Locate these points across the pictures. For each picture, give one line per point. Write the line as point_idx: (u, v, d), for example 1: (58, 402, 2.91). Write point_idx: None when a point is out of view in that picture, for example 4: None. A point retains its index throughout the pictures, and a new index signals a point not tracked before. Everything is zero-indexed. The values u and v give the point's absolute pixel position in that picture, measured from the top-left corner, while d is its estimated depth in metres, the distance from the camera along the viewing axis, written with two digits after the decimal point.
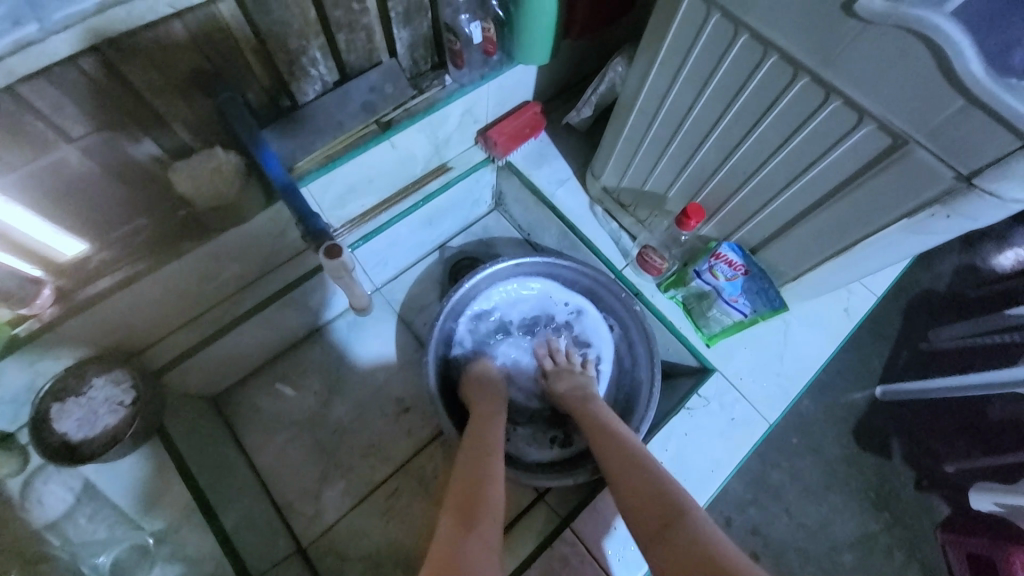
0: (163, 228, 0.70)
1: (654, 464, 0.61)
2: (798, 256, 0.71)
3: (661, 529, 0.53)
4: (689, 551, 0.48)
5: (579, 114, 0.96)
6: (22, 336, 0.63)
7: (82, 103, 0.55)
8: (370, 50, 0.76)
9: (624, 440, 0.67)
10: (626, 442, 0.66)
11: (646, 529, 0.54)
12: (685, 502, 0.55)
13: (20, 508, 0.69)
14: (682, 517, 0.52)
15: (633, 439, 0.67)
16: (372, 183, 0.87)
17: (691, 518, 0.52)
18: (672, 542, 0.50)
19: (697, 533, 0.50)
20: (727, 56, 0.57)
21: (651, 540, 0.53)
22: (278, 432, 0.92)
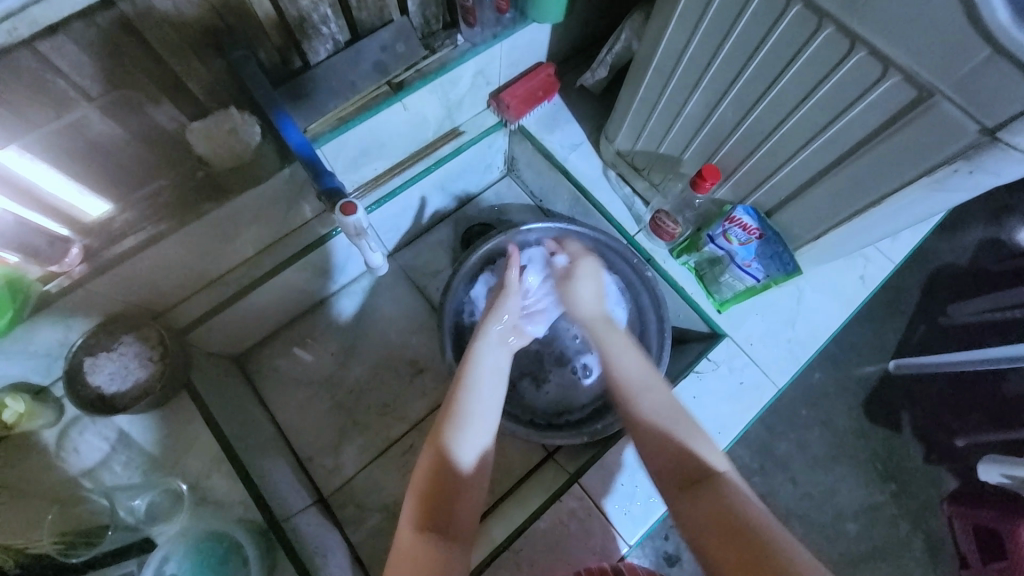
0: (183, 191, 0.71)
1: (673, 421, 0.62)
2: (815, 219, 0.70)
3: (685, 489, 0.56)
4: (717, 516, 0.52)
5: (593, 76, 0.94)
6: (54, 293, 0.66)
7: (102, 61, 0.55)
8: (381, 7, 0.74)
9: (637, 393, 0.66)
10: (642, 393, 0.65)
11: (667, 484, 0.58)
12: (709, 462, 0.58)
13: (57, 455, 0.75)
14: (711, 479, 0.56)
15: (651, 389, 0.66)
16: (385, 146, 0.88)
17: (717, 487, 0.55)
18: (699, 504, 0.54)
19: (726, 501, 0.53)
20: (749, 7, 0.55)
21: (675, 495, 0.57)
22: (297, 391, 0.95)
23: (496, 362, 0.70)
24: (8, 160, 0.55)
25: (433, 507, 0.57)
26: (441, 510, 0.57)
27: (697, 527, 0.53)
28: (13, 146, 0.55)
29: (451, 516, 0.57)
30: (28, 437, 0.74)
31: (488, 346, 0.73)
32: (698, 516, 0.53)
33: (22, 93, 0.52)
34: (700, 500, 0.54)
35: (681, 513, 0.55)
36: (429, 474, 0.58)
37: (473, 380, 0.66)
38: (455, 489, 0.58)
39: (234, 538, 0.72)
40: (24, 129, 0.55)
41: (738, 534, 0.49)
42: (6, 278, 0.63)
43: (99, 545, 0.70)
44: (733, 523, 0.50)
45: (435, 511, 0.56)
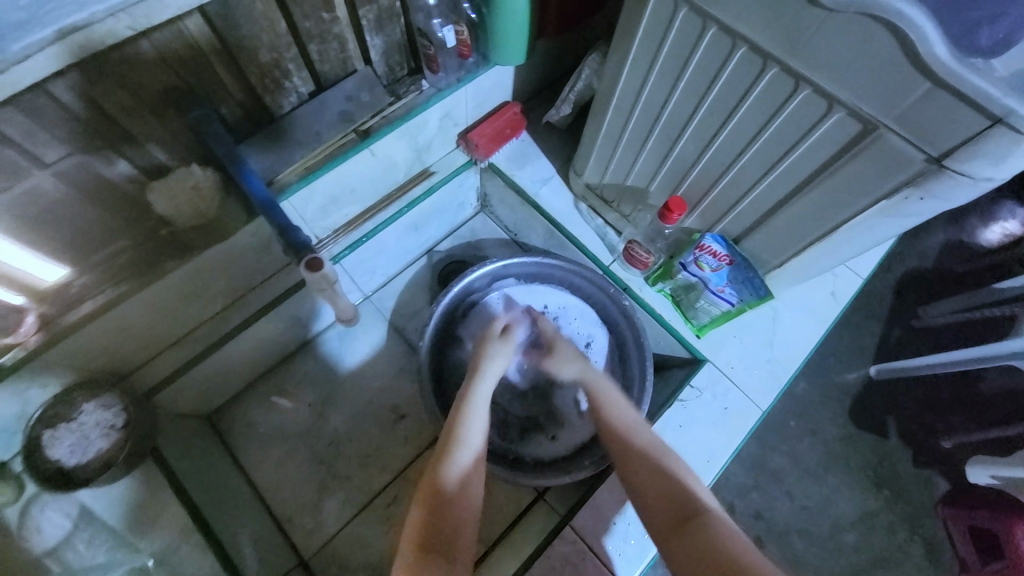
0: (145, 251, 0.69)
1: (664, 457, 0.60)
2: (782, 244, 0.71)
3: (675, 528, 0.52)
4: (705, 555, 0.48)
5: (558, 113, 0.97)
6: (7, 365, 0.63)
7: (54, 128, 0.54)
8: (343, 59, 0.76)
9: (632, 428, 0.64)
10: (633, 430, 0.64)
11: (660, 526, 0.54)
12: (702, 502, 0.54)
13: (18, 537, 0.66)
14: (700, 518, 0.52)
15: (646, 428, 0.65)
16: (354, 192, 0.87)
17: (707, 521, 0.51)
18: (688, 545, 0.50)
19: (715, 542, 0.49)
20: (697, 49, 0.58)
21: (668, 537, 0.53)
22: (273, 445, 0.91)
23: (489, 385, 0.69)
24: None
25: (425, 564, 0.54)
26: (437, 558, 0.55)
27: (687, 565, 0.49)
28: None
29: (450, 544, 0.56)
30: None
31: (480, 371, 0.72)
32: (689, 557, 0.49)
33: None
34: (690, 541, 0.50)
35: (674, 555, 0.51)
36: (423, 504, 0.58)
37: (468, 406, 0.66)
38: (454, 524, 0.57)
39: None
40: None
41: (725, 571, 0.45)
42: None
43: None
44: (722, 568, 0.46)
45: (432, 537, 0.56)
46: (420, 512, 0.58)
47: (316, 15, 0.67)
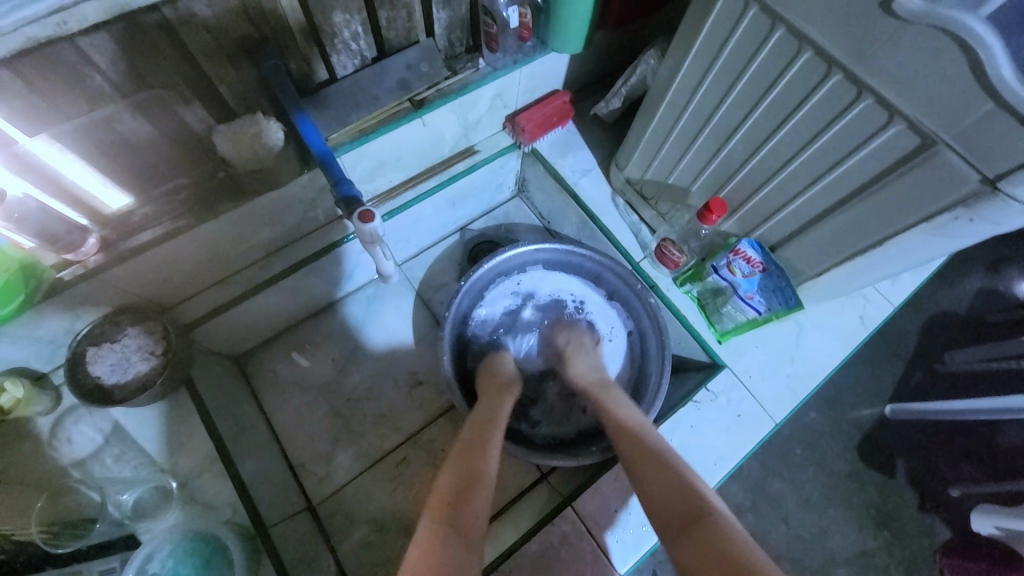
0: (204, 189, 0.74)
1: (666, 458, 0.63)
2: (819, 257, 0.72)
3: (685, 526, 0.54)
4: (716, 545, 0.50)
5: (607, 106, 0.97)
6: (66, 280, 0.66)
7: (139, 61, 0.58)
8: (409, 28, 0.78)
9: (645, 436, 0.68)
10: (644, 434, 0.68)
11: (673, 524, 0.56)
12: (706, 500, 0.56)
13: (49, 444, 0.74)
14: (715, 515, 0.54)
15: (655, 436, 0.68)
16: (402, 159, 0.90)
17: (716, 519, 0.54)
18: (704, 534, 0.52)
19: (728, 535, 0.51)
20: (761, 51, 0.59)
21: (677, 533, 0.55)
22: (292, 395, 0.95)
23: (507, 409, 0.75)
24: (35, 148, 0.57)
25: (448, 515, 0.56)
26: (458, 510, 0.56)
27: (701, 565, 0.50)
28: (42, 136, 0.57)
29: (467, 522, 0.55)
30: (22, 423, 0.73)
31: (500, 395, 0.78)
32: (702, 546, 0.51)
33: (56, 84, 0.54)
34: (700, 532, 0.53)
35: (681, 551, 0.53)
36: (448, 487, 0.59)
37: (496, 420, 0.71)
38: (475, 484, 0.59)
39: (218, 540, 0.71)
40: (54, 119, 0.57)
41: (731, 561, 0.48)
42: (21, 263, 0.63)
43: (85, 538, 0.70)
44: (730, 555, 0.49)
45: (455, 507, 0.57)
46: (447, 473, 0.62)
47: None
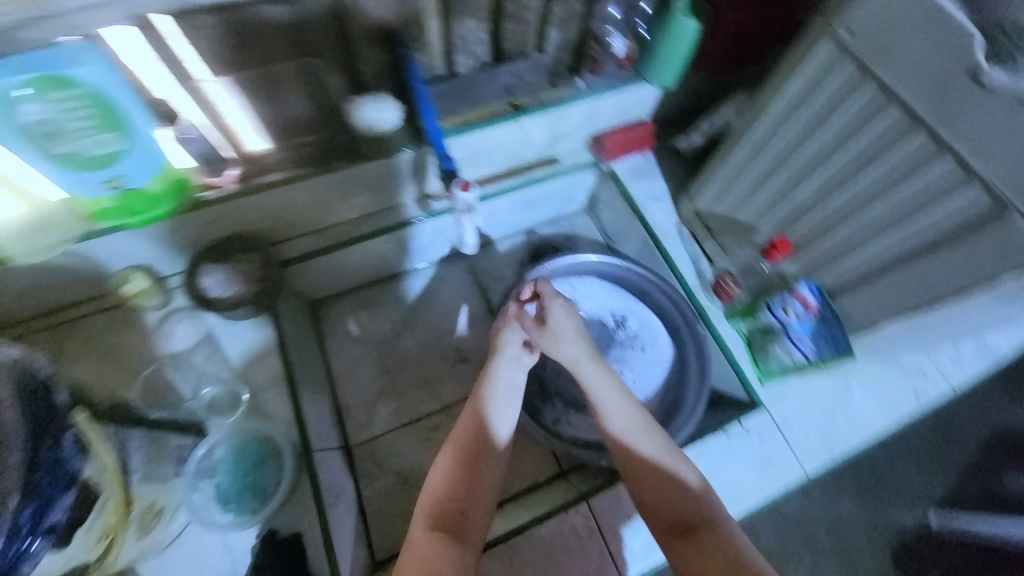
0: (324, 148, 0.85)
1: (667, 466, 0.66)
2: (876, 308, 0.76)
3: (686, 531, 0.62)
4: (713, 560, 0.58)
5: (688, 140, 1.03)
6: (206, 200, 0.79)
7: (310, 32, 0.70)
8: (524, 42, 0.88)
9: (643, 443, 0.68)
10: (635, 439, 0.68)
11: (668, 524, 0.64)
12: (707, 512, 0.63)
13: (154, 335, 0.85)
14: (709, 527, 0.61)
15: (653, 438, 0.69)
16: (491, 155, 0.99)
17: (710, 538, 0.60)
18: (700, 548, 0.59)
19: (723, 549, 0.59)
20: (849, 104, 0.64)
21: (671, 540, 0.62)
22: (351, 346, 1.04)
23: (513, 380, 0.76)
24: (213, 89, 0.70)
25: (442, 518, 0.64)
26: (451, 515, 0.64)
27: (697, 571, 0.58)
28: (221, 78, 0.70)
29: (462, 522, 0.64)
30: (136, 313, 0.86)
31: (505, 364, 0.76)
32: (696, 558, 0.59)
33: (246, 40, 0.68)
34: (698, 545, 0.60)
35: (676, 557, 0.60)
36: (437, 494, 0.65)
37: (499, 403, 0.73)
38: (464, 490, 0.66)
39: (274, 446, 0.80)
40: (235, 68, 0.70)
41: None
42: (179, 180, 0.75)
43: (173, 409, 0.81)
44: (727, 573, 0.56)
45: (445, 517, 0.64)
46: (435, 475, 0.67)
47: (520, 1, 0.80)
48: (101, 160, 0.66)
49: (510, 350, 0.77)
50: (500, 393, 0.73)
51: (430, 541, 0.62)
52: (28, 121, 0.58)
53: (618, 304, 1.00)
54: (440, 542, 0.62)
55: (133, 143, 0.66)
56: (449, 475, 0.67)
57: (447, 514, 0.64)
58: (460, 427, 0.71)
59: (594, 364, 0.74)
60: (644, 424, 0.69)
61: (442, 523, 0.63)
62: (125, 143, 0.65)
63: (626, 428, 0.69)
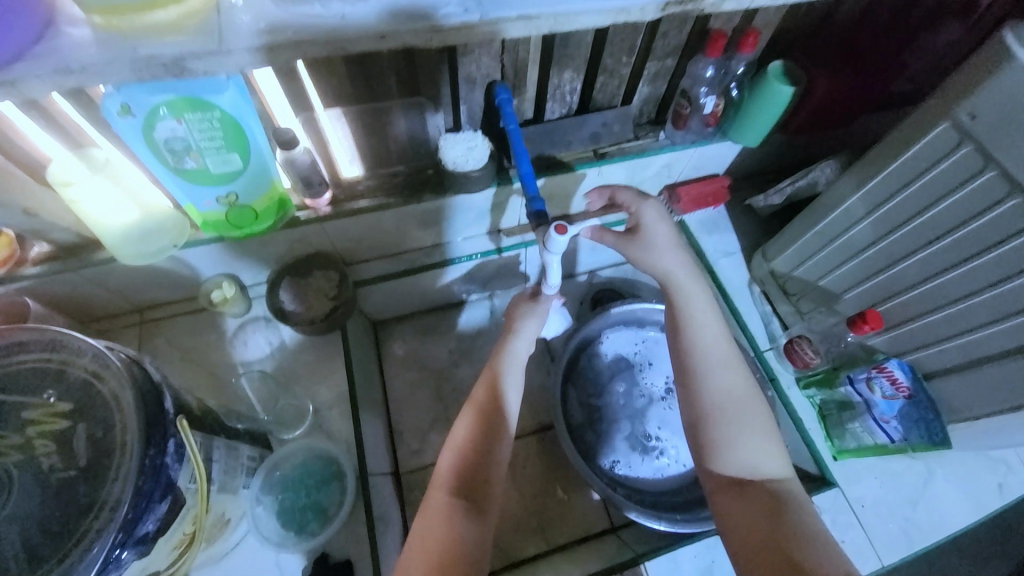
0: (413, 178, 0.87)
1: (730, 398, 0.68)
2: (983, 397, 0.72)
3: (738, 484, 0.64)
4: (759, 516, 0.60)
5: (766, 200, 1.01)
6: (302, 220, 0.82)
7: (421, 75, 0.74)
8: (615, 94, 0.91)
9: (711, 372, 0.70)
10: (709, 372, 0.69)
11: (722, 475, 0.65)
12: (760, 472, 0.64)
13: (230, 342, 0.90)
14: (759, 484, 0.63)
15: (726, 369, 0.70)
16: (566, 197, 1.00)
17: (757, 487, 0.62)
18: (749, 503, 0.61)
19: (771, 506, 0.60)
20: (963, 187, 0.62)
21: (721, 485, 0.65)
22: (409, 370, 1.05)
23: (520, 355, 0.78)
24: (322, 119, 0.75)
25: (462, 483, 0.66)
26: (472, 480, 0.66)
27: (740, 528, 0.60)
28: (333, 110, 0.75)
29: (483, 486, 0.66)
30: (219, 318, 0.91)
31: (521, 339, 0.80)
32: (742, 514, 0.61)
33: (363, 78, 0.72)
34: (744, 500, 0.62)
35: (726, 509, 0.63)
36: (460, 455, 0.68)
37: (513, 373, 0.75)
38: (484, 455, 0.68)
39: (339, 466, 0.80)
40: (348, 101, 0.74)
41: (771, 534, 0.57)
42: (280, 198, 0.78)
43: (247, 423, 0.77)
44: (772, 531, 0.58)
45: (467, 489, 0.66)
46: (455, 440, 0.69)
47: (618, 56, 0.82)
48: (220, 177, 0.69)
49: (529, 322, 0.80)
50: (515, 364, 0.76)
51: (452, 505, 0.64)
52: (162, 137, 0.62)
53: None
54: (459, 505, 0.64)
55: (250, 161, 0.68)
56: (468, 437, 0.69)
57: (467, 477, 0.66)
58: (473, 403, 0.72)
59: (680, 280, 0.75)
60: (720, 359, 0.71)
61: (464, 485, 0.66)
62: (243, 162, 0.68)
63: (697, 354, 0.71)
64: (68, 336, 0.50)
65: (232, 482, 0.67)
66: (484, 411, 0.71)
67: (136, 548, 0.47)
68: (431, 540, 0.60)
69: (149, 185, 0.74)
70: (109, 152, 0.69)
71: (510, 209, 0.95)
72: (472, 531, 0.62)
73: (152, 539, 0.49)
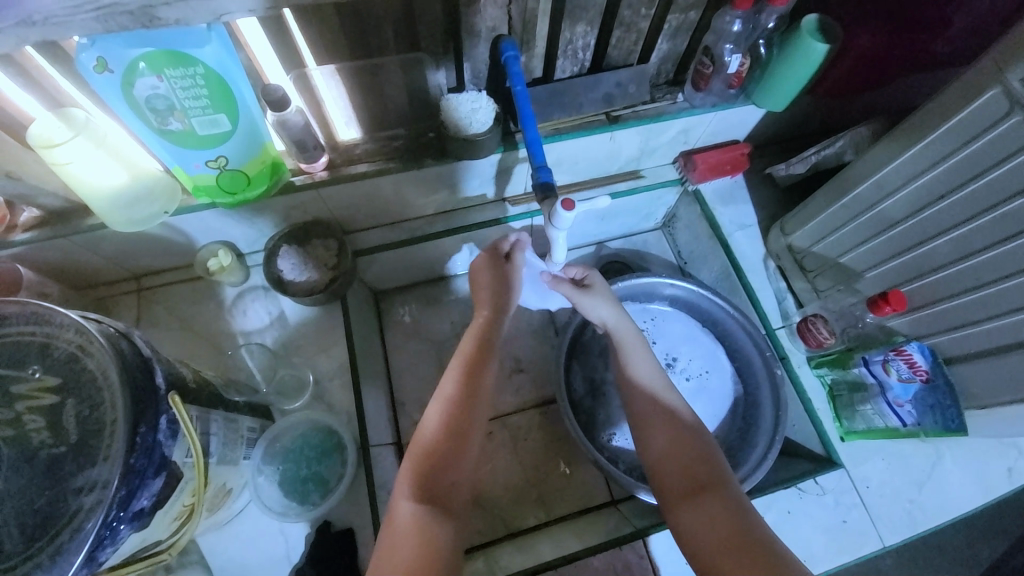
0: (414, 142, 0.82)
1: (671, 421, 0.68)
2: (1004, 385, 0.70)
3: (694, 492, 0.62)
4: (716, 524, 0.58)
5: (787, 169, 0.94)
6: (297, 185, 0.78)
7: (419, 27, 0.68)
8: (631, 51, 0.84)
9: (657, 404, 0.70)
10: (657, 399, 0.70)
11: (677, 485, 0.63)
12: (713, 477, 0.62)
13: (229, 311, 0.88)
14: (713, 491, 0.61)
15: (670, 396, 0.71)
16: (576, 164, 0.94)
17: (713, 493, 0.60)
18: (705, 511, 0.59)
19: (725, 510, 0.59)
20: (1007, 163, 0.57)
21: (678, 502, 0.62)
22: (411, 341, 1.04)
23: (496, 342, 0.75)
24: (317, 78, 0.70)
25: (431, 486, 0.62)
26: (437, 485, 0.62)
27: (700, 538, 0.58)
28: (326, 67, 0.69)
29: (450, 491, 0.63)
30: (217, 287, 0.89)
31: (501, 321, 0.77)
32: (701, 523, 0.58)
33: (356, 31, 0.66)
34: (702, 506, 0.60)
35: (684, 520, 0.60)
36: (426, 458, 0.64)
37: (484, 362, 0.72)
38: (449, 459, 0.64)
39: (340, 438, 0.80)
40: (343, 57, 0.69)
41: (730, 542, 0.56)
42: (275, 162, 0.74)
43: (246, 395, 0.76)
44: (730, 538, 0.56)
45: (435, 490, 0.62)
46: (426, 439, 0.65)
47: (636, 8, 0.75)
48: (207, 140, 0.65)
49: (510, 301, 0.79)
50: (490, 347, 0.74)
51: (423, 510, 0.59)
52: (143, 95, 0.58)
53: (676, 331, 0.98)
54: (428, 511, 0.59)
55: (239, 123, 0.64)
56: (427, 440, 0.65)
57: (435, 483, 0.62)
58: (444, 393, 0.69)
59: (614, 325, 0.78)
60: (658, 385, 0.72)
61: (432, 490, 0.62)
62: (231, 124, 0.64)
63: (642, 386, 0.72)
64: (50, 309, 0.48)
65: (231, 454, 0.67)
66: (444, 414, 0.67)
67: (132, 523, 0.47)
68: (404, 554, 0.55)
69: (137, 148, 0.70)
70: (91, 112, 0.65)
71: (516, 175, 0.90)
72: (445, 533, 0.59)
73: (149, 513, 0.49)
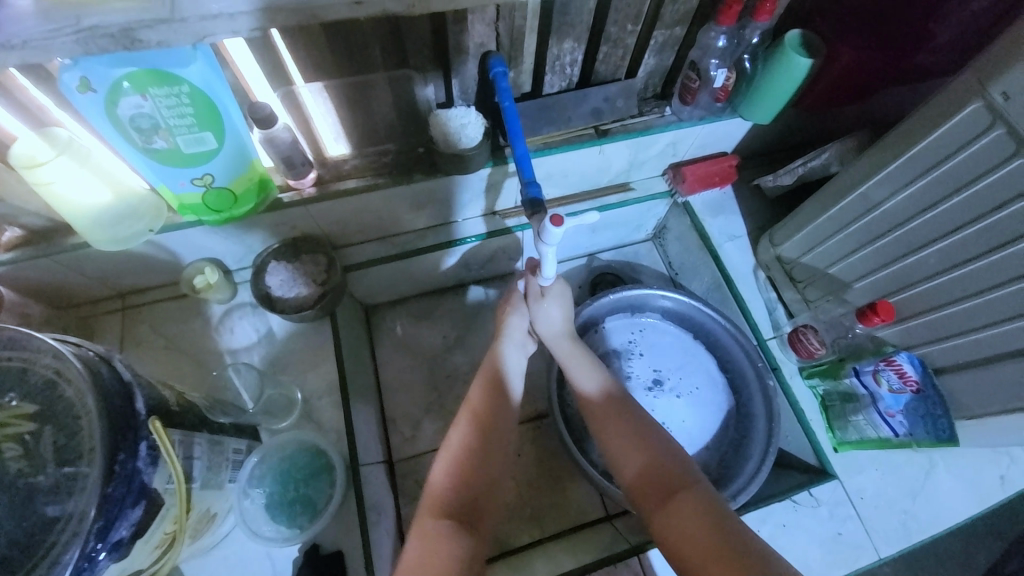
0: (403, 157, 0.82)
1: (638, 430, 0.71)
2: (994, 394, 0.70)
3: (666, 496, 0.63)
4: (689, 523, 0.59)
5: (775, 181, 0.95)
6: (285, 201, 0.77)
7: (407, 45, 0.69)
8: (618, 66, 0.85)
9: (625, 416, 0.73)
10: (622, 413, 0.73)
11: (651, 492, 0.65)
12: (682, 479, 0.64)
13: (216, 329, 0.87)
14: (683, 492, 0.62)
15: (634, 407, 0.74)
16: (566, 177, 0.95)
17: (683, 494, 0.62)
18: (679, 512, 0.60)
19: (696, 507, 0.60)
20: (992, 174, 0.57)
21: (654, 506, 0.63)
22: (402, 356, 1.03)
23: (516, 361, 0.80)
24: (305, 95, 0.70)
25: (450, 508, 0.65)
26: (459, 506, 0.65)
27: (677, 538, 0.59)
28: (315, 84, 0.69)
29: (472, 512, 0.65)
30: (204, 305, 0.88)
31: (511, 348, 0.80)
32: (675, 525, 0.60)
33: (343, 49, 0.66)
34: (675, 508, 0.61)
35: (660, 526, 0.61)
36: (448, 480, 0.67)
37: (507, 384, 0.76)
38: (469, 480, 0.67)
39: (328, 458, 0.78)
40: (330, 75, 0.69)
41: (705, 539, 0.57)
42: (262, 179, 0.73)
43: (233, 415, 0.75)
44: (702, 535, 0.57)
45: (456, 506, 0.65)
46: (444, 463, 0.68)
47: (623, 24, 0.76)
48: (193, 158, 0.64)
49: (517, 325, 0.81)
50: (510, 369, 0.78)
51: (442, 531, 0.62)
52: (127, 114, 0.57)
53: (666, 344, 0.98)
54: (447, 532, 0.62)
55: (226, 140, 0.64)
56: (451, 461, 0.68)
57: (458, 506, 0.65)
58: (466, 412, 0.73)
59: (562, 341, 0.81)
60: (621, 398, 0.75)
61: (450, 513, 0.64)
62: (217, 142, 0.63)
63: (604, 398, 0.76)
64: (28, 334, 0.46)
65: (217, 477, 0.65)
66: (467, 435, 0.70)
67: (113, 553, 0.45)
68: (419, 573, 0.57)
69: (122, 166, 0.69)
70: (75, 130, 0.64)
71: (505, 189, 0.91)
72: (463, 547, 0.61)
73: (128, 543, 0.47)
